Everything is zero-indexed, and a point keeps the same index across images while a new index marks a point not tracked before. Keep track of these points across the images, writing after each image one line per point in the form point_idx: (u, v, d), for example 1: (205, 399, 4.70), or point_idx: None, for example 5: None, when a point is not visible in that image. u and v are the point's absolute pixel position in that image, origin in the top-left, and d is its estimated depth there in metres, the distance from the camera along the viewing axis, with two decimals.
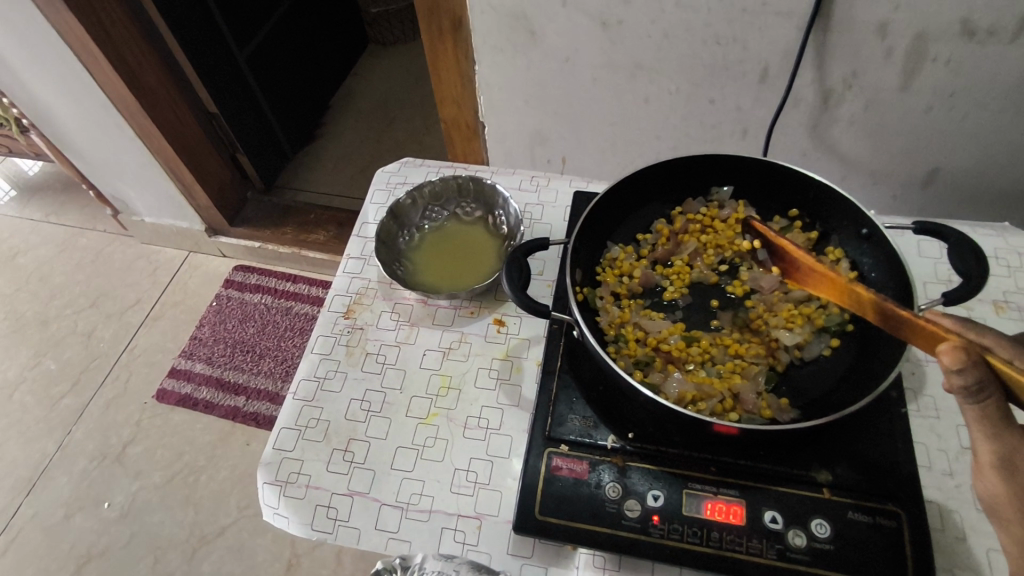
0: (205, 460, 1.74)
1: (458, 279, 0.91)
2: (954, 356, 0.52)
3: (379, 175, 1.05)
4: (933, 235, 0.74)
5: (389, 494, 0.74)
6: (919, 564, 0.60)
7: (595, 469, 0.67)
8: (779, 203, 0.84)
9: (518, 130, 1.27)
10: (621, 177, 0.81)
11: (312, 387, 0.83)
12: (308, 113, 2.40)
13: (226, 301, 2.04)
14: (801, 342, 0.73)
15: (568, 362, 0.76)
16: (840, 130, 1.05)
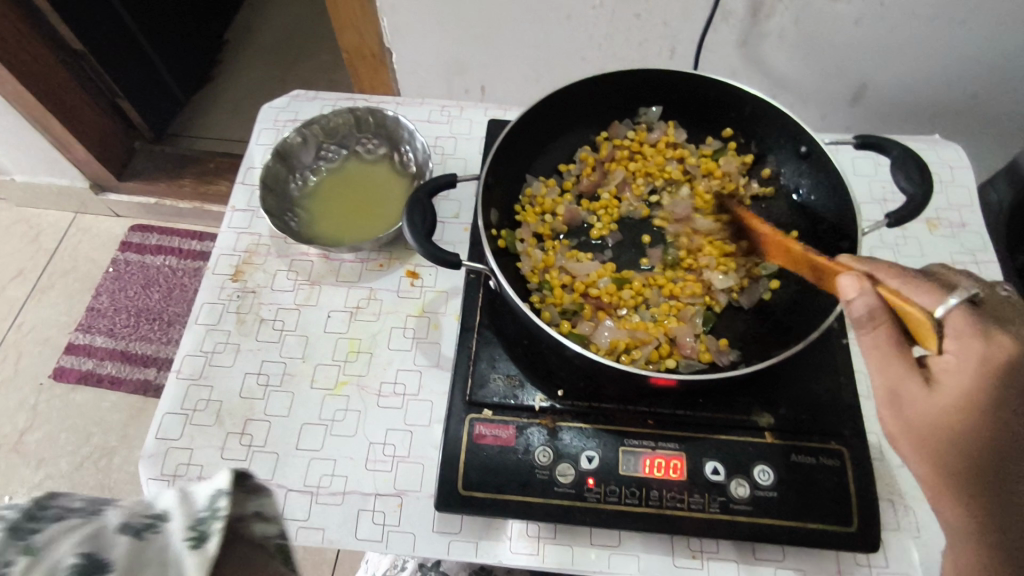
0: (117, 439, 1.59)
1: (363, 228, 0.80)
2: (848, 282, 0.50)
3: (265, 112, 0.91)
4: (874, 150, 0.69)
5: (295, 479, 0.65)
6: (863, 504, 0.57)
7: (522, 433, 0.60)
8: (711, 123, 0.77)
9: (430, 56, 1.13)
10: (536, 100, 0.71)
11: (198, 363, 0.72)
12: (201, 49, 2.13)
13: (124, 266, 1.84)
14: (738, 286, 0.67)
15: (489, 316, 0.68)
16: (771, 46, 0.97)
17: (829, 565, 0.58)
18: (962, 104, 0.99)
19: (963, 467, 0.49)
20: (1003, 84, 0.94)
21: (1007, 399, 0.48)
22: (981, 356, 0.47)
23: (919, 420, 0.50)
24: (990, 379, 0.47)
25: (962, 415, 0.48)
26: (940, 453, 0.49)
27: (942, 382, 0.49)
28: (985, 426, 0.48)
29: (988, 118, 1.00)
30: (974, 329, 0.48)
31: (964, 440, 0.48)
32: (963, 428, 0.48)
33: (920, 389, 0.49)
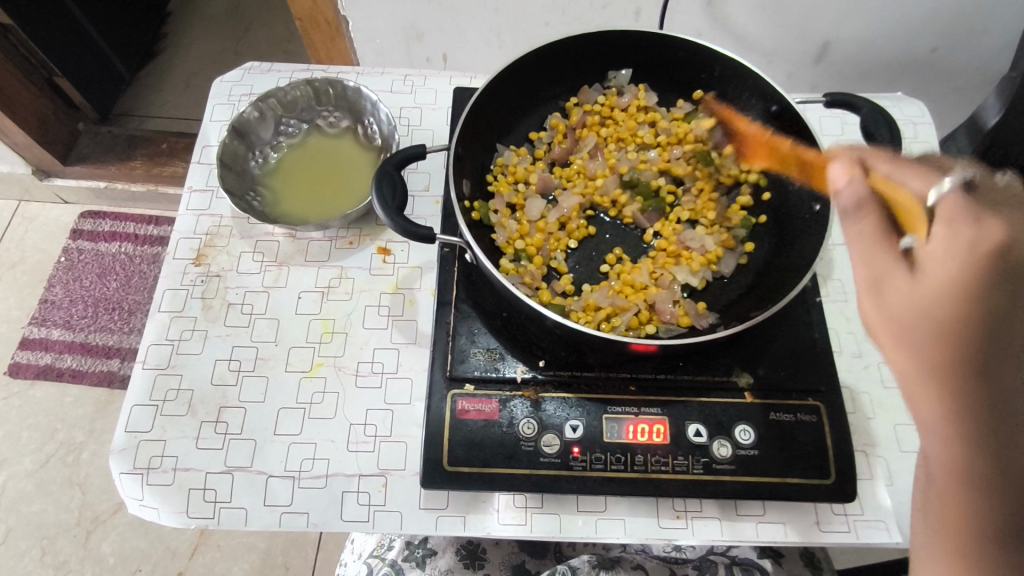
0: (84, 434, 1.54)
1: (329, 204, 0.77)
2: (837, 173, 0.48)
3: (217, 86, 0.87)
4: (843, 108, 0.70)
5: (275, 465, 0.64)
6: (840, 457, 0.58)
7: (506, 406, 0.60)
8: (681, 86, 0.76)
9: (387, 23, 1.08)
10: (505, 65, 0.70)
11: (165, 352, 0.69)
12: (143, 23, 2.02)
13: (77, 255, 1.76)
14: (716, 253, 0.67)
15: (465, 289, 0.67)
16: (736, 5, 0.94)
17: (806, 517, 0.60)
18: (921, 58, 0.98)
19: (942, 365, 0.41)
20: (964, 38, 0.94)
21: (999, 285, 0.40)
22: (971, 236, 0.40)
23: (896, 309, 0.43)
24: (985, 261, 0.40)
25: (942, 301, 0.41)
26: (918, 347, 0.42)
27: (926, 267, 0.42)
28: (974, 314, 0.40)
29: (949, 73, 1.00)
30: (970, 207, 0.41)
31: (944, 333, 0.41)
32: (943, 316, 0.41)
33: (900, 274, 0.43)
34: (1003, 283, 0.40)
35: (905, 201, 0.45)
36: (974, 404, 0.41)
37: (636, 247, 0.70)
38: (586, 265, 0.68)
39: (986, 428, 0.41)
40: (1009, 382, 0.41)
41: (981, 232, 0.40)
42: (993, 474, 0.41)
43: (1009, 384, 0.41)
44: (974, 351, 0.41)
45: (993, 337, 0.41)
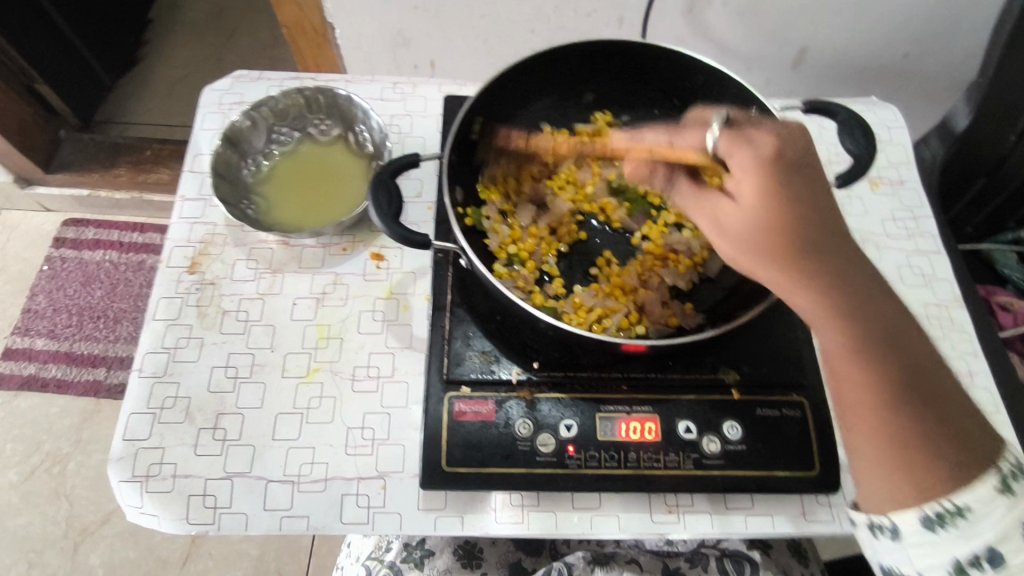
0: (70, 445, 1.53)
1: (323, 213, 0.77)
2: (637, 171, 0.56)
3: (207, 94, 0.87)
4: (821, 114, 0.73)
5: (274, 470, 0.65)
6: (824, 450, 0.61)
7: (502, 407, 0.61)
8: (665, 92, 0.78)
9: (374, 30, 1.09)
10: (496, 74, 0.72)
11: (161, 360, 0.70)
12: (125, 29, 2.00)
13: (61, 264, 1.74)
14: (702, 254, 0.69)
15: (459, 293, 0.68)
16: (716, 12, 0.96)
17: (793, 508, 0.62)
18: (895, 63, 1.01)
19: (793, 256, 0.48)
20: (935, 43, 0.97)
21: (796, 179, 0.48)
22: (751, 157, 0.48)
23: (739, 231, 0.50)
24: (773, 168, 0.48)
25: (764, 209, 0.48)
26: (776, 253, 0.49)
27: (738, 195, 0.50)
28: (793, 206, 0.48)
29: (922, 77, 1.03)
30: (738, 138, 0.49)
31: (784, 232, 0.48)
32: (776, 220, 0.48)
33: (725, 202, 0.51)
34: (794, 176, 0.48)
35: (694, 154, 0.53)
36: (833, 284, 0.48)
37: (626, 249, 0.71)
38: (578, 268, 0.70)
39: (852, 301, 0.49)
40: (847, 254, 0.49)
41: (759, 149, 0.48)
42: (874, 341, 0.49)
43: (843, 254, 0.49)
44: (806, 237, 0.48)
45: (814, 220, 0.49)
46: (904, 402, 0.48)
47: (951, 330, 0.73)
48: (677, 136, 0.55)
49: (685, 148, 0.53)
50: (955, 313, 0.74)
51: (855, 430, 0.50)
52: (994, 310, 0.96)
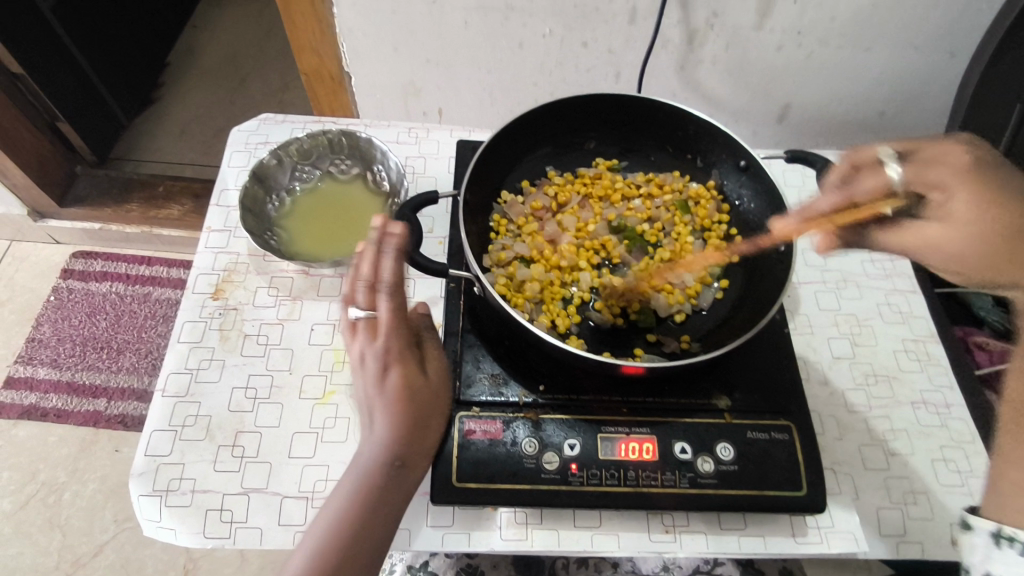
0: (66, 474, 1.52)
1: (341, 245, 0.83)
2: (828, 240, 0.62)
3: (234, 135, 0.94)
4: (802, 164, 0.79)
5: (290, 486, 0.68)
6: (811, 473, 0.65)
7: (509, 427, 0.65)
8: (660, 140, 0.85)
9: (388, 80, 1.16)
10: (507, 122, 0.79)
11: (183, 381, 0.73)
12: (143, 72, 2.09)
13: (67, 295, 1.77)
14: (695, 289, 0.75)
15: (470, 320, 0.73)
16: (706, 71, 1.04)
17: (783, 530, 0.66)
18: (871, 118, 1.09)
19: (1005, 246, 0.55)
20: (908, 101, 1.05)
21: (1001, 182, 0.57)
22: (950, 171, 0.58)
23: (961, 244, 0.56)
24: (974, 176, 0.57)
25: (985, 214, 0.56)
26: (1005, 251, 0.55)
27: (951, 211, 0.57)
28: (1010, 207, 0.56)
29: (898, 131, 1.12)
30: (933, 166, 0.59)
31: (1003, 233, 0.55)
32: (993, 222, 0.56)
33: (934, 226, 0.57)
34: (1002, 178, 0.57)
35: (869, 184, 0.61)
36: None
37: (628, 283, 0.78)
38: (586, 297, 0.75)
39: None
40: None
41: (950, 164, 0.58)
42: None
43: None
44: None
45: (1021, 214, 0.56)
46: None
47: (927, 363, 0.78)
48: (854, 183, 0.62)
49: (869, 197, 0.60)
50: (932, 348, 0.79)
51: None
52: (970, 348, 1.01)
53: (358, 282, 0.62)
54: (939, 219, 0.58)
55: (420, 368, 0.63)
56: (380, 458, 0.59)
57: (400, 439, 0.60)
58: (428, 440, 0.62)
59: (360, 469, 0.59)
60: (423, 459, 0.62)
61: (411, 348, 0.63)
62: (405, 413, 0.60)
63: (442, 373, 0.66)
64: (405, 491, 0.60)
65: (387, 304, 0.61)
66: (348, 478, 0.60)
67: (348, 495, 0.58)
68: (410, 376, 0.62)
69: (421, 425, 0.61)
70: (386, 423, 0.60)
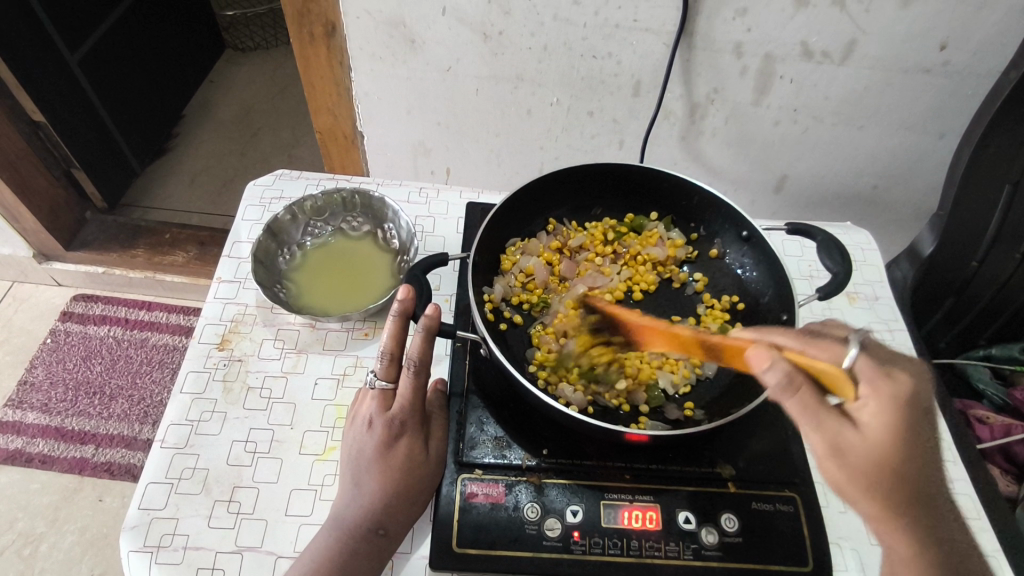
0: (45, 524, 1.47)
1: (348, 300, 0.84)
2: (760, 356, 0.55)
3: (250, 189, 0.97)
4: (803, 235, 0.82)
5: (285, 545, 0.66)
6: (817, 546, 0.64)
7: (511, 490, 0.65)
8: (666, 207, 0.88)
9: (398, 140, 1.20)
10: (516, 188, 0.83)
11: (183, 432, 0.73)
12: (161, 124, 2.16)
13: (64, 337, 1.76)
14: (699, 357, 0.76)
15: (475, 380, 0.73)
16: (707, 142, 1.09)
17: None
18: (866, 192, 1.13)
19: (891, 484, 0.54)
20: (900, 178, 1.09)
21: (919, 425, 0.54)
22: (891, 395, 0.54)
23: (862, 463, 0.53)
24: (904, 415, 0.53)
25: (892, 448, 0.53)
26: (881, 490, 0.54)
27: (863, 422, 0.54)
28: (912, 453, 0.54)
29: (891, 206, 1.15)
30: (883, 378, 0.54)
31: (895, 465, 0.53)
32: (894, 457, 0.53)
33: (849, 433, 0.53)
34: (918, 428, 0.54)
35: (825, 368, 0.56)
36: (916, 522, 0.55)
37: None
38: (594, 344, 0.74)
39: (925, 537, 0.55)
40: (930, 496, 0.56)
41: (896, 389, 0.54)
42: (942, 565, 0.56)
43: (936, 491, 0.57)
44: (927, 488, 0.56)
45: (925, 465, 0.55)
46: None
47: None
48: (811, 345, 0.58)
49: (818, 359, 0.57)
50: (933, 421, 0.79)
51: None
52: (972, 422, 1.00)
53: (380, 353, 0.64)
54: (855, 426, 0.54)
55: (423, 443, 0.64)
56: (365, 522, 0.59)
57: (384, 507, 0.60)
58: (415, 513, 0.62)
59: (340, 528, 0.59)
60: (405, 529, 0.62)
61: (422, 427, 0.65)
62: (398, 481, 0.61)
63: (442, 452, 0.66)
64: (378, 560, 0.59)
65: (405, 380, 0.63)
66: (326, 537, 0.60)
67: (323, 552, 0.58)
68: (413, 449, 0.63)
69: (411, 497, 0.62)
70: (374, 488, 0.60)
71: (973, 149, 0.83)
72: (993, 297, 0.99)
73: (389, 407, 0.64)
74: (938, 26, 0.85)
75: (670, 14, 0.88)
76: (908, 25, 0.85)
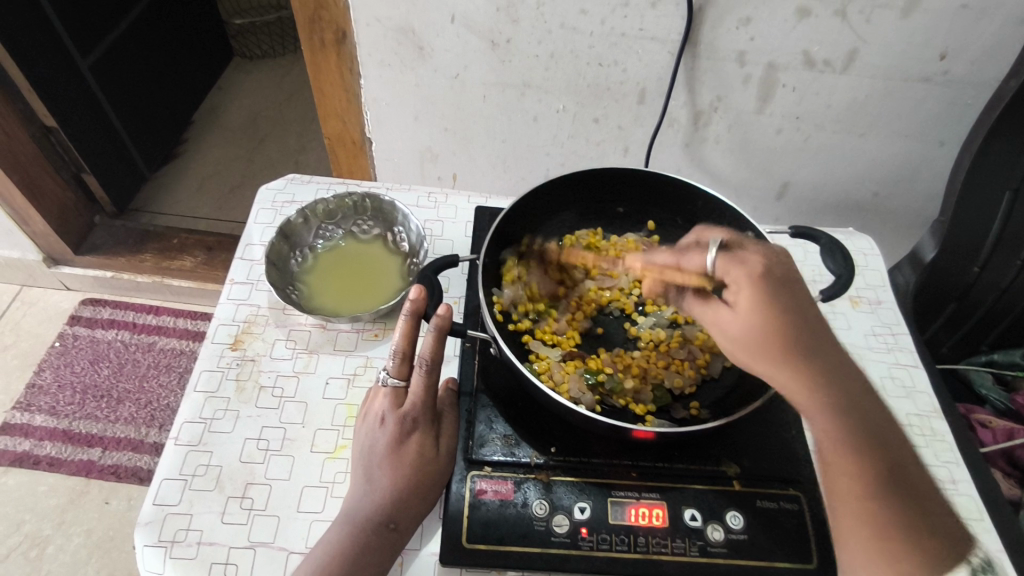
0: (52, 526, 1.48)
1: (358, 301, 0.85)
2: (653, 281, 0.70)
3: (262, 194, 0.98)
4: (807, 239, 0.83)
5: (297, 541, 0.67)
6: (823, 545, 0.65)
7: (520, 488, 0.66)
8: (672, 211, 0.90)
9: (406, 146, 1.22)
10: (526, 191, 0.84)
11: (197, 430, 0.74)
12: (169, 131, 2.18)
13: (73, 341, 1.78)
14: (705, 359, 0.77)
15: (484, 380, 0.75)
16: (710, 149, 1.10)
17: None
18: (867, 198, 1.15)
19: (774, 341, 0.57)
20: (902, 185, 1.11)
21: (784, 293, 0.58)
22: (746, 273, 0.59)
23: (739, 332, 0.59)
24: (764, 285, 0.58)
25: (760, 316, 0.58)
26: (763, 351, 0.57)
27: (734, 302, 0.60)
28: (786, 313, 0.57)
29: (893, 212, 1.17)
30: (735, 264, 0.60)
31: (771, 323, 0.57)
32: (767, 320, 0.57)
33: (725, 314, 0.60)
34: (782, 294, 0.58)
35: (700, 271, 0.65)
36: (815, 376, 0.56)
37: (652, 347, 0.80)
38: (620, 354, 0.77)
39: (828, 393, 0.56)
40: (828, 356, 0.58)
41: (749, 267, 0.60)
42: (855, 422, 0.56)
43: (833, 353, 0.58)
44: (814, 341, 0.58)
45: (808, 324, 0.58)
46: (886, 488, 0.54)
47: (931, 438, 0.79)
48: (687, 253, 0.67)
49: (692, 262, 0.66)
50: (935, 424, 0.80)
51: (843, 487, 0.55)
52: (975, 427, 1.01)
53: (392, 352, 0.65)
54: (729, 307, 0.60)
55: (434, 439, 0.65)
56: (377, 515, 0.61)
57: (396, 500, 0.61)
58: (426, 508, 0.63)
59: (353, 520, 0.61)
60: (416, 523, 0.63)
61: (433, 423, 0.66)
62: (409, 475, 0.63)
63: (453, 449, 0.67)
64: (389, 553, 0.60)
65: (417, 378, 0.64)
66: (340, 529, 0.61)
67: (336, 544, 0.59)
68: (425, 445, 0.64)
69: (422, 492, 0.63)
70: (386, 482, 0.62)
71: (973, 156, 0.84)
72: (996, 302, 0.99)
73: (401, 404, 0.66)
74: (937, 35, 0.87)
75: (675, 23, 0.91)
76: (908, 34, 0.87)
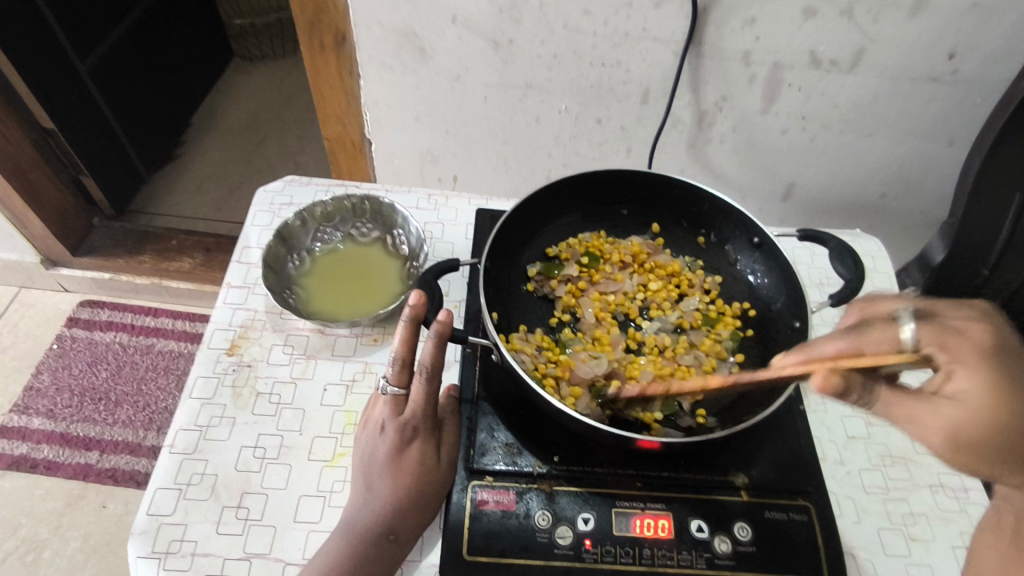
0: (49, 531, 1.47)
1: (357, 305, 0.84)
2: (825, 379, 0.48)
3: (260, 196, 0.97)
4: (815, 242, 0.82)
5: (293, 552, 0.66)
6: (831, 557, 0.63)
7: (522, 498, 0.64)
8: (676, 214, 0.88)
9: (406, 148, 1.21)
10: (529, 193, 0.83)
11: (192, 438, 0.72)
12: (169, 131, 2.17)
13: (70, 343, 1.76)
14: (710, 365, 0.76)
15: (484, 386, 0.73)
16: (714, 150, 1.08)
17: None
18: (873, 200, 1.13)
19: (1004, 435, 0.47)
20: (909, 186, 1.09)
21: (1018, 374, 0.48)
22: (972, 350, 0.48)
23: (967, 429, 0.47)
24: (994, 367, 0.47)
25: (996, 410, 0.46)
26: (989, 447, 0.47)
27: (957, 392, 0.48)
28: (1020, 400, 0.47)
29: (899, 215, 1.15)
30: (953, 337, 0.49)
31: (1009, 416, 0.47)
32: (1002, 416, 0.46)
33: (950, 411, 0.47)
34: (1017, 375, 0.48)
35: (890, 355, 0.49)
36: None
37: (656, 353, 0.78)
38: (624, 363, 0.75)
39: None
40: None
41: (972, 341, 0.49)
42: None
43: None
44: None
45: None
46: None
47: None
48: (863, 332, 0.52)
49: (877, 342, 0.50)
50: None
51: None
52: None
53: (392, 359, 0.63)
54: (950, 400, 0.48)
55: (435, 448, 0.64)
56: (376, 526, 0.59)
57: (396, 511, 0.60)
58: (426, 519, 0.62)
59: (351, 532, 0.59)
60: (416, 534, 0.61)
61: (433, 430, 0.65)
62: (410, 485, 0.61)
63: (454, 458, 0.65)
64: (388, 565, 0.59)
65: (418, 385, 0.63)
66: (338, 541, 0.59)
67: (334, 556, 0.58)
68: (425, 454, 0.63)
69: (422, 502, 0.61)
70: (386, 493, 0.60)
71: (984, 157, 0.82)
72: (1003, 308, 0.97)
73: (401, 412, 0.64)
74: (947, 35, 0.85)
75: (679, 23, 0.89)
76: (918, 34, 0.86)
